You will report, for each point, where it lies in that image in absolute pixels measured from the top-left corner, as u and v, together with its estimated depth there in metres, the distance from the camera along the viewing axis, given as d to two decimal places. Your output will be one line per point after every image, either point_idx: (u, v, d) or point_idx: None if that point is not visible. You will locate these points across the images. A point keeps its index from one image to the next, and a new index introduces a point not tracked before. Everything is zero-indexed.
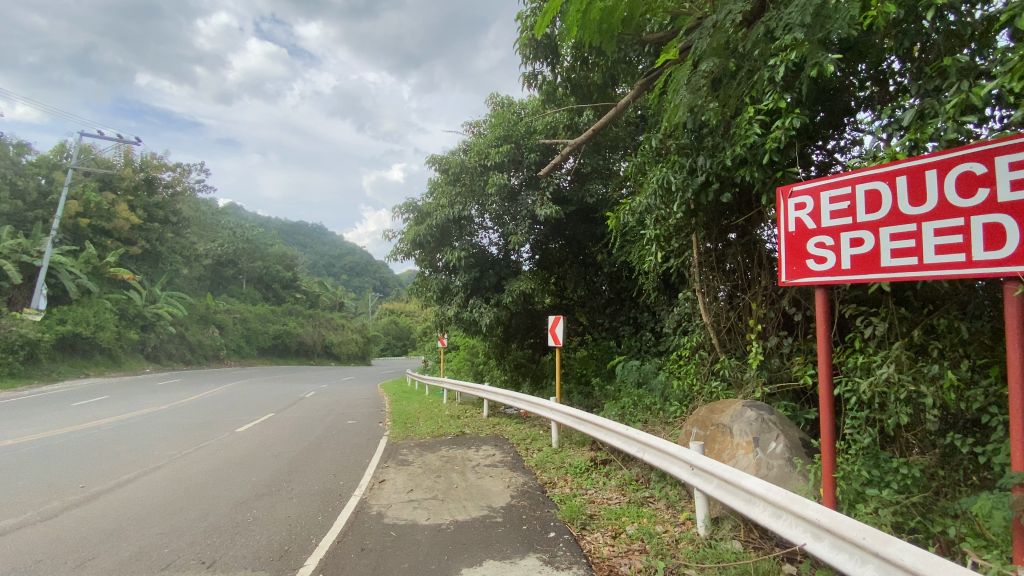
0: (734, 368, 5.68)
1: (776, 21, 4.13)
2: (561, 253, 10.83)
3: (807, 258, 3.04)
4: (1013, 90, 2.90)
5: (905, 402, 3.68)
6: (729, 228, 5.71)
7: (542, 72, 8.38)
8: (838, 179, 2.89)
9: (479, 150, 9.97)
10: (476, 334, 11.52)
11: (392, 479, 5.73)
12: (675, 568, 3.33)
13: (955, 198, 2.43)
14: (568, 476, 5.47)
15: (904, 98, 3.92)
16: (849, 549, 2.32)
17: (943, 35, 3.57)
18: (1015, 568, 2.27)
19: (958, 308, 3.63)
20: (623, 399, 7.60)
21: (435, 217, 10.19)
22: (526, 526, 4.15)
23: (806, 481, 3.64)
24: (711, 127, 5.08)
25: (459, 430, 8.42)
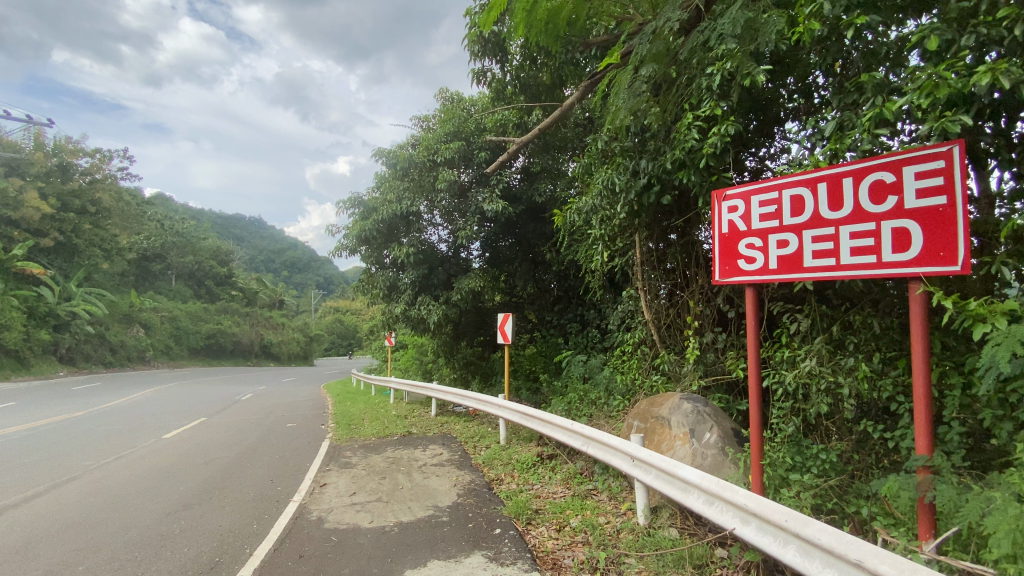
0: (673, 362, 5.90)
1: (711, 32, 4.35)
2: (511, 251, 10.87)
3: (738, 258, 3.24)
4: (921, 106, 3.21)
5: (825, 392, 3.98)
6: (669, 229, 5.93)
7: (491, 69, 8.41)
8: (766, 184, 3.08)
9: (428, 145, 9.82)
10: (424, 333, 11.34)
11: (334, 483, 5.55)
12: (616, 558, 3.45)
13: (868, 205, 2.64)
14: (515, 472, 5.50)
15: (827, 110, 4.20)
16: (773, 532, 2.48)
17: (862, 53, 3.84)
18: (921, 544, 2.51)
19: (872, 305, 3.94)
20: (570, 395, 7.72)
21: (381, 213, 9.92)
22: (472, 524, 4.13)
23: (737, 469, 3.85)
24: (653, 131, 5.27)
25: (405, 430, 8.27)
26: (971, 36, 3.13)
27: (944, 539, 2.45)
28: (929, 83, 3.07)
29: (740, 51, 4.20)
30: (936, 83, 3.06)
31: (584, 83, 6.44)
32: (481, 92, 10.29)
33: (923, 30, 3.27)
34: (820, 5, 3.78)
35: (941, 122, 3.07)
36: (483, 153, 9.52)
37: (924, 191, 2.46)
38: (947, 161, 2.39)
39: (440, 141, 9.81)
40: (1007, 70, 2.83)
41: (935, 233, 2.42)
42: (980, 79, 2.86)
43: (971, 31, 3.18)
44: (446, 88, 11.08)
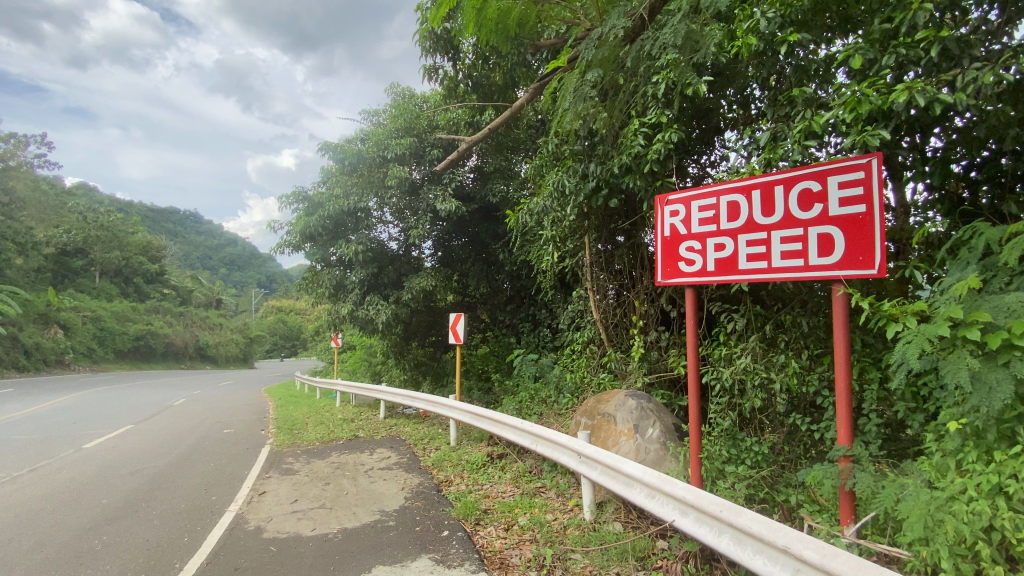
0: (619, 360, 6.06)
1: (654, 42, 4.52)
2: (464, 250, 10.83)
3: (679, 260, 3.38)
4: (845, 120, 3.45)
5: (759, 388, 4.20)
6: (617, 231, 6.07)
7: (443, 66, 8.34)
8: (705, 190, 3.23)
9: (378, 140, 9.61)
10: (372, 333, 11.06)
11: (274, 490, 5.31)
12: (562, 554, 3.50)
13: (796, 211, 2.81)
14: (465, 473, 5.46)
15: (762, 121, 4.43)
16: (709, 522, 2.60)
17: (795, 68, 4.07)
18: (843, 529, 2.69)
19: (801, 306, 4.20)
20: (521, 394, 7.75)
21: (328, 208, 9.59)
22: (419, 527, 4.07)
23: (677, 463, 4.00)
24: (601, 136, 5.38)
25: (352, 433, 8.04)
26: (891, 56, 3.41)
27: (863, 524, 2.64)
28: (853, 99, 3.32)
29: (682, 60, 4.37)
30: (859, 99, 3.32)
31: (534, 85, 6.51)
32: (432, 89, 10.19)
33: (850, 49, 3.54)
34: (756, 21, 4.03)
35: (863, 136, 3.33)
36: (435, 151, 9.44)
37: (845, 200, 2.64)
38: (866, 172, 2.58)
39: (390, 137, 9.63)
40: (921, 89, 3.10)
41: (855, 238, 2.61)
42: (899, 96, 3.13)
43: (893, 51, 3.45)
44: (397, 83, 10.87)
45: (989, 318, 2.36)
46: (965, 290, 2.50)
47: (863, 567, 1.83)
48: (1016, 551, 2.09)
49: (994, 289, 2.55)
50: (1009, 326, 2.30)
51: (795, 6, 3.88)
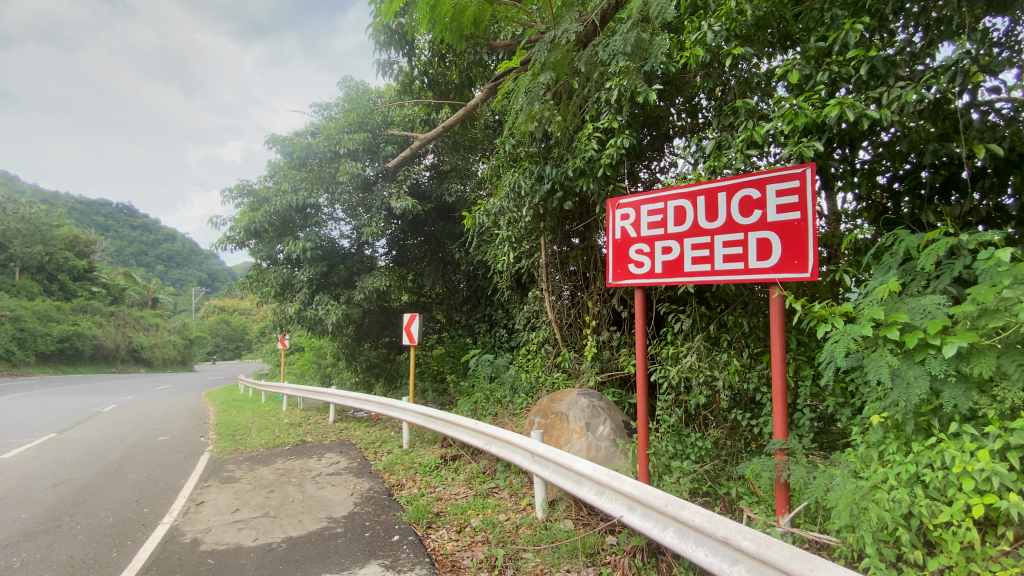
0: (573, 360, 6.15)
1: (605, 48, 4.63)
2: (420, 250, 10.67)
3: (629, 262, 3.47)
4: (784, 132, 3.65)
5: (704, 385, 4.37)
6: (572, 233, 6.18)
7: (398, 62, 8.22)
8: (654, 195, 3.33)
9: (330, 135, 9.38)
10: (323, 334, 10.71)
11: (214, 500, 5.04)
12: (514, 554, 3.52)
13: (737, 217, 2.94)
14: (417, 476, 5.38)
15: (709, 130, 4.62)
16: (655, 517, 2.67)
17: (739, 81, 4.26)
18: (778, 519, 2.84)
19: (743, 307, 4.40)
20: (476, 395, 7.71)
21: (274, 203, 9.19)
22: (369, 533, 3.97)
23: (626, 459, 4.10)
24: (556, 139, 5.46)
25: (299, 438, 7.75)
26: (826, 73, 3.62)
27: (797, 513, 2.79)
28: (791, 111, 3.51)
29: (633, 68, 4.51)
30: (796, 112, 3.52)
31: (489, 85, 6.65)
32: (387, 85, 10.01)
33: (789, 64, 3.72)
34: (704, 33, 4.16)
35: (799, 147, 3.52)
36: (389, 147, 9.28)
37: (782, 207, 2.78)
38: (800, 181, 2.72)
39: (343, 132, 9.40)
40: (851, 105, 3.32)
41: (790, 243, 2.75)
42: (831, 110, 3.33)
43: (827, 68, 3.67)
44: (350, 77, 10.59)
45: (907, 319, 2.55)
46: (887, 293, 2.69)
47: (795, 555, 1.93)
48: (931, 535, 2.26)
49: (913, 292, 2.77)
50: (925, 326, 2.49)
51: (740, 21, 4.08)
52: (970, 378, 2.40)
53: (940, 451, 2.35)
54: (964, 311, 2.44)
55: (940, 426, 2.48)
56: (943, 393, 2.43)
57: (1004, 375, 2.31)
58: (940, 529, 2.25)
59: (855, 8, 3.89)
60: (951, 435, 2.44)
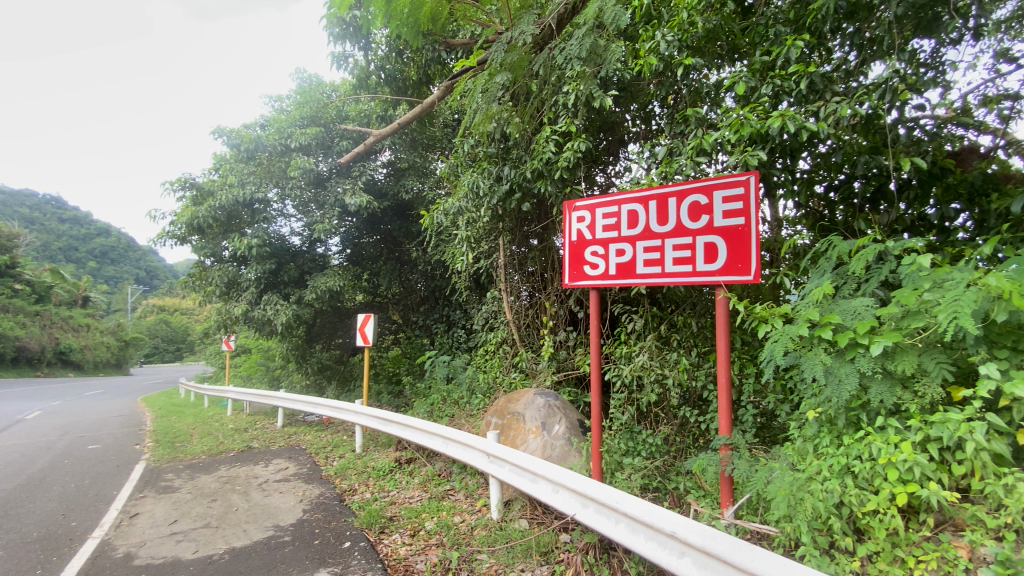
0: (530, 360, 6.18)
1: (561, 52, 4.82)
2: (375, 248, 10.45)
3: (584, 264, 3.53)
4: (730, 141, 3.81)
5: (655, 383, 4.50)
6: (530, 234, 6.27)
7: (353, 55, 8.01)
8: (609, 199, 3.39)
9: (280, 128, 9.12)
10: (272, 336, 10.28)
11: (149, 511, 4.74)
12: (468, 556, 3.50)
13: (687, 222, 3.04)
14: (370, 481, 5.26)
15: (661, 137, 4.77)
16: (606, 513, 2.71)
17: (690, 91, 4.42)
18: (722, 512, 2.96)
19: (691, 307, 4.65)
20: (432, 396, 7.60)
21: (219, 197, 8.74)
22: (318, 541, 3.85)
23: (580, 457, 4.17)
24: (514, 140, 5.48)
25: (245, 444, 7.42)
26: (769, 86, 3.80)
27: (739, 505, 2.92)
28: (738, 121, 3.67)
29: (589, 73, 4.61)
30: (741, 122, 3.69)
31: (445, 83, 6.64)
32: (342, 78, 9.77)
33: (737, 75, 3.88)
34: (657, 43, 4.28)
35: (744, 155, 3.68)
36: (344, 142, 9.04)
37: (728, 213, 2.90)
38: (745, 189, 2.85)
39: (294, 125, 9.16)
40: (792, 117, 3.51)
41: (734, 247, 2.87)
42: (774, 122, 3.51)
43: (771, 82, 3.84)
44: (302, 69, 10.27)
45: (840, 320, 2.71)
46: (822, 296, 2.86)
47: (737, 546, 2.02)
48: (860, 522, 2.41)
49: (845, 295, 2.95)
50: (855, 326, 2.66)
51: (691, 32, 4.19)
52: (895, 375, 2.58)
53: (868, 443, 2.51)
54: (889, 313, 2.63)
55: (868, 420, 2.65)
56: (870, 389, 2.60)
57: (924, 372, 2.50)
58: (868, 517, 2.40)
59: (796, 25, 4.12)
60: (877, 428, 2.61)
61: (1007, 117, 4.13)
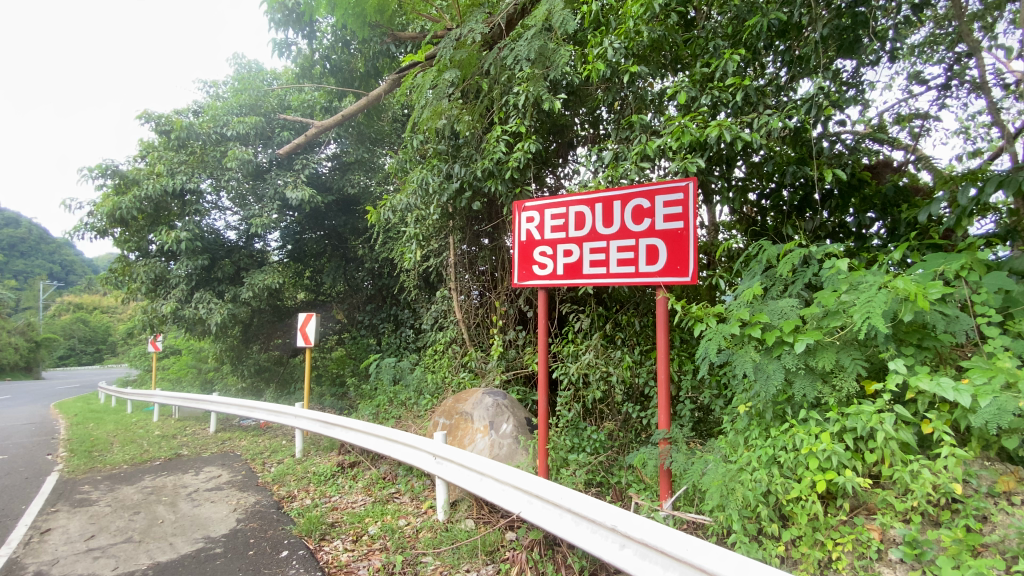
0: (479, 360, 6.15)
1: (510, 52, 4.88)
2: (318, 245, 10.08)
3: (533, 263, 3.56)
4: (672, 147, 3.95)
5: (600, 380, 4.62)
6: (481, 233, 6.30)
7: (296, 43, 7.70)
8: (557, 200, 3.44)
9: (215, 115, 8.65)
10: (204, 336, 9.67)
11: (63, 526, 4.34)
12: (413, 559, 3.44)
13: (630, 224, 3.13)
14: (310, 486, 5.06)
15: (608, 141, 4.89)
16: (551, 510, 2.73)
17: (636, 97, 4.57)
18: (662, 504, 3.06)
19: (635, 307, 4.82)
20: (377, 398, 7.40)
21: (145, 187, 8.13)
22: (252, 551, 3.66)
23: (527, 455, 4.21)
24: (465, 138, 5.45)
25: (173, 452, 6.93)
26: (708, 96, 3.97)
27: (677, 496, 3.04)
28: (679, 129, 3.82)
29: (539, 75, 4.66)
30: (682, 130, 3.83)
31: (393, 77, 6.52)
32: (285, 67, 9.40)
33: (679, 84, 4.03)
34: (604, 49, 4.36)
35: (684, 162, 3.82)
36: (285, 133, 8.66)
37: (668, 217, 3.01)
38: (684, 194, 2.97)
39: (231, 113, 8.71)
40: (728, 127, 3.69)
41: (674, 250, 2.99)
42: (712, 131, 3.68)
43: (709, 93, 4.02)
44: (241, 54, 9.77)
45: (767, 319, 2.88)
46: (752, 296, 3.03)
47: (673, 536, 2.09)
48: (785, 509, 2.56)
49: (773, 295, 3.13)
50: (781, 325, 2.84)
51: (637, 41, 4.26)
52: (816, 371, 2.77)
53: (792, 435, 2.68)
54: (812, 313, 2.82)
55: (792, 413, 2.84)
56: (794, 383, 2.78)
57: (841, 367, 2.70)
58: (792, 503, 2.55)
59: (734, 40, 4.35)
60: (800, 421, 2.79)
61: (916, 134, 4.56)
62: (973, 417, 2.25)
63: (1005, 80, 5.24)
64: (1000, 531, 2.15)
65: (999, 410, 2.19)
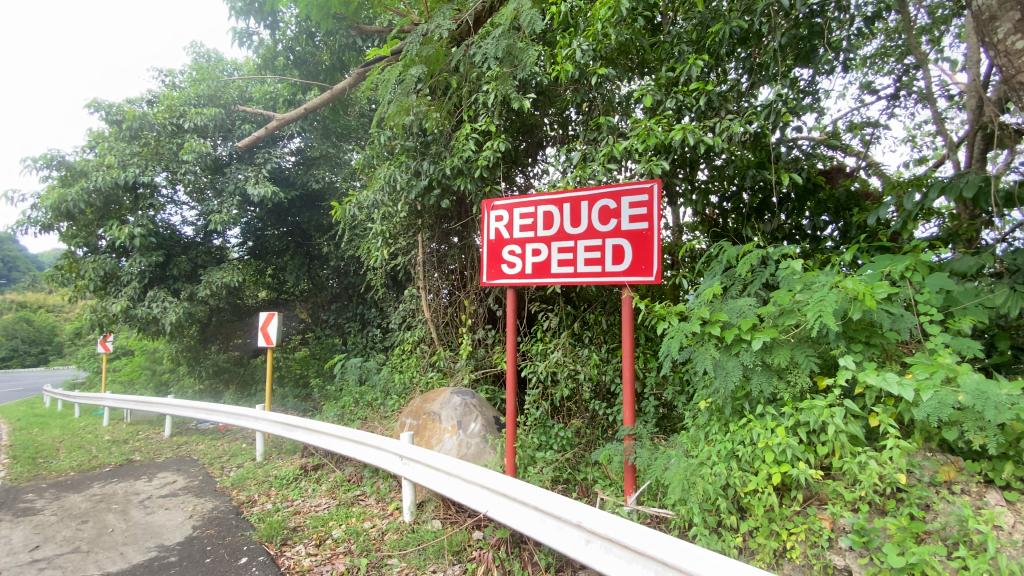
0: (448, 359, 6.11)
1: (478, 50, 4.87)
2: (281, 242, 9.81)
3: (501, 262, 3.56)
4: (638, 149, 4.02)
5: (568, 378, 4.67)
6: (450, 232, 6.26)
7: (258, 33, 7.47)
8: (526, 200, 3.45)
9: (171, 106, 8.30)
10: (159, 337, 9.25)
11: (2, 538, 4.08)
12: (378, 562, 3.39)
13: (597, 225, 3.17)
14: (272, 490, 4.92)
15: (576, 141, 4.93)
16: (518, 509, 2.73)
17: (604, 100, 4.63)
18: (626, 500, 3.12)
19: (602, 306, 4.89)
20: (343, 398, 7.24)
21: (94, 178, 7.72)
22: (209, 559, 3.53)
23: (495, 454, 4.21)
24: (433, 134, 5.40)
25: (124, 458, 6.61)
26: (673, 100, 4.05)
27: (641, 491, 3.10)
28: (645, 132, 3.89)
29: (507, 73, 4.67)
30: (648, 132, 3.90)
31: (358, 71, 6.41)
32: (246, 58, 9.14)
33: (645, 87, 4.10)
34: (573, 50, 4.39)
35: (649, 164, 3.89)
36: (246, 126, 8.38)
37: (633, 217, 3.06)
38: (649, 195, 3.02)
39: (189, 104, 8.38)
40: (691, 131, 3.78)
41: (639, 250, 3.04)
42: (676, 135, 3.76)
43: (674, 97, 4.10)
44: (199, 43, 9.42)
45: (727, 318, 2.96)
46: (712, 295, 3.11)
47: (636, 531, 2.14)
48: (743, 502, 2.64)
49: (733, 294, 3.22)
50: (739, 323, 2.92)
51: (604, 43, 4.34)
52: (772, 367, 2.87)
53: (750, 429, 2.77)
54: (769, 311, 2.91)
55: (750, 408, 2.93)
56: (752, 379, 2.87)
57: (795, 364, 2.80)
58: (749, 496, 2.63)
59: (698, 46, 4.46)
60: (757, 415, 2.89)
61: (867, 142, 4.78)
62: (916, 410, 2.37)
63: (949, 92, 5.55)
64: (941, 518, 2.27)
65: (940, 403, 2.31)
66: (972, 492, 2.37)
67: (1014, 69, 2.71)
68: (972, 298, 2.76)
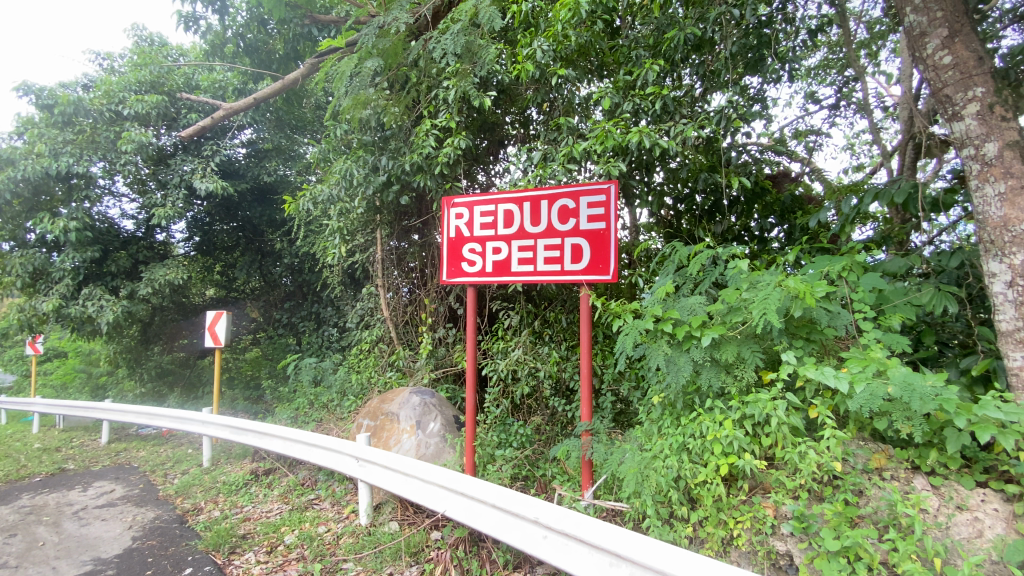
0: (407, 358, 6.03)
1: (437, 45, 4.81)
2: (231, 238, 9.41)
3: (462, 260, 3.54)
4: (597, 150, 4.08)
5: (528, 376, 4.71)
6: (410, 229, 6.19)
7: (206, 18, 7.11)
8: (486, 198, 3.44)
9: (109, 91, 7.80)
10: (95, 337, 8.66)
11: None
12: (332, 567, 3.31)
13: (556, 224, 3.20)
14: (220, 497, 4.71)
15: (537, 141, 4.96)
16: (476, 507, 2.73)
17: (564, 100, 4.67)
18: (583, 494, 3.17)
19: (562, 304, 4.96)
20: (297, 400, 7.00)
21: (21, 167, 7.17)
22: (150, 571, 3.35)
23: (455, 453, 4.19)
24: (392, 129, 5.30)
25: (55, 467, 6.15)
26: (630, 103, 4.14)
27: (596, 486, 3.17)
28: (603, 133, 3.95)
29: (466, 70, 4.65)
30: (606, 134, 3.97)
31: (313, 61, 6.24)
32: (193, 43, 8.71)
33: (603, 90, 4.17)
34: (534, 50, 4.41)
35: (607, 165, 3.96)
36: (192, 115, 7.94)
37: (591, 217, 3.11)
38: (606, 196, 3.08)
39: (128, 90, 7.89)
40: (647, 134, 3.86)
41: (596, 249, 3.10)
42: (633, 137, 3.84)
43: (631, 100, 4.18)
44: (140, 25, 8.89)
45: (678, 315, 3.05)
46: (665, 294, 3.21)
47: (591, 525, 2.18)
48: (693, 493, 2.73)
49: (686, 293, 3.33)
50: (690, 321, 3.03)
51: (564, 45, 4.39)
52: (720, 363, 2.98)
53: (699, 423, 2.87)
54: (717, 309, 3.03)
55: (699, 402, 3.04)
56: (702, 374, 2.98)
57: (742, 359, 2.92)
58: (699, 487, 2.73)
59: (655, 51, 4.57)
60: (706, 409, 3.00)
61: (810, 148, 5.04)
62: (851, 402, 2.52)
63: (884, 103, 5.92)
64: (873, 503, 2.43)
65: (871, 394, 2.47)
66: (901, 478, 2.54)
67: (940, 83, 2.92)
68: (901, 297, 2.96)
